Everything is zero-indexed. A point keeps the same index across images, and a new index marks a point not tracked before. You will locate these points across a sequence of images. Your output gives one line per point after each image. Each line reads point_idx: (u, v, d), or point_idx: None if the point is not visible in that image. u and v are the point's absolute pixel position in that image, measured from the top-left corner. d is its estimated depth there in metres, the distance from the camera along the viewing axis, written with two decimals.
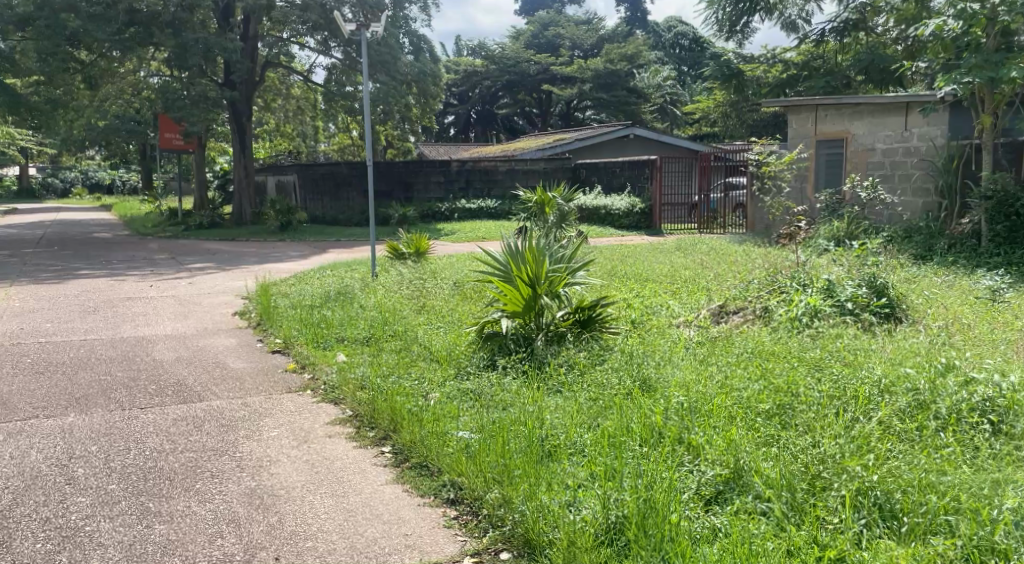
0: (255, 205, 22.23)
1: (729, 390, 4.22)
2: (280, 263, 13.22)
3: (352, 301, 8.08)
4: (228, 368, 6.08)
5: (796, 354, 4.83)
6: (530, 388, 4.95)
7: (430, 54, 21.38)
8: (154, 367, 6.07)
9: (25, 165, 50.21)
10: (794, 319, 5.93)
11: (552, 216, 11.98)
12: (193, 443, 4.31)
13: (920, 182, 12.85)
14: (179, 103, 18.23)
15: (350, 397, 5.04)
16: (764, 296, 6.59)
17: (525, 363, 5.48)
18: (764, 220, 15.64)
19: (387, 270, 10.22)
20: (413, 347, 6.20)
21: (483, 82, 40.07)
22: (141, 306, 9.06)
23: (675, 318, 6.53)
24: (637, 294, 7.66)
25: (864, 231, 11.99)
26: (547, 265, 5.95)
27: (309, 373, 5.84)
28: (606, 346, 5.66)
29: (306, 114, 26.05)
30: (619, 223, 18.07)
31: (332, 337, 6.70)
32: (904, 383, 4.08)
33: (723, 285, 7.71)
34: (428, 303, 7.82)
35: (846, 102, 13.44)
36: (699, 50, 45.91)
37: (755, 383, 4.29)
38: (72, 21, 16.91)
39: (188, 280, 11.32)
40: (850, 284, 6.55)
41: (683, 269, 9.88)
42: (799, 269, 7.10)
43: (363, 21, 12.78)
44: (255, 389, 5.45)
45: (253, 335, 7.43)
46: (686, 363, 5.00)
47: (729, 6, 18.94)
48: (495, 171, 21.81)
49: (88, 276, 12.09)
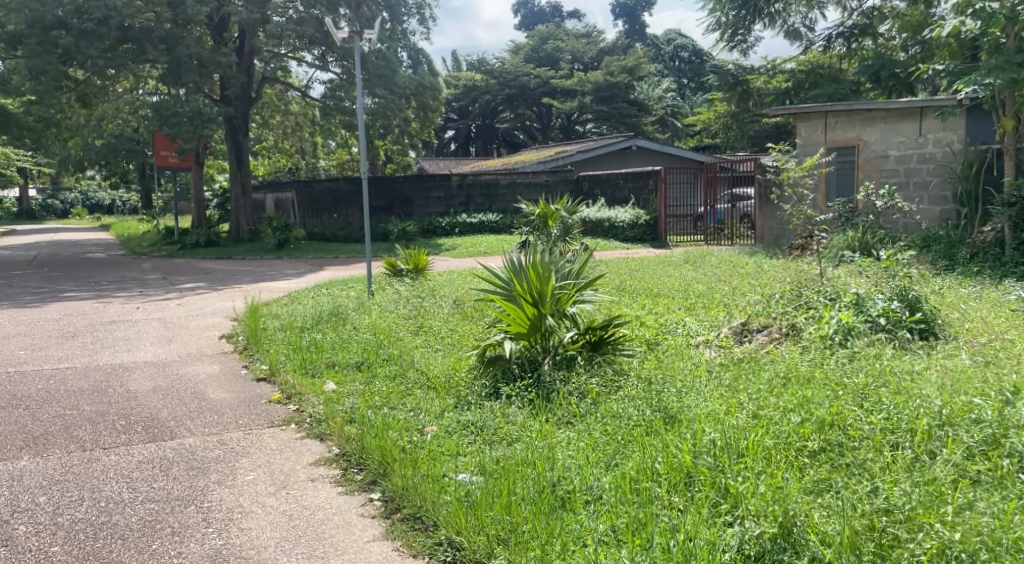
0: (253, 223, 21.77)
1: (767, 423, 3.73)
2: (274, 282, 12.75)
3: (345, 322, 7.58)
4: (207, 399, 5.56)
5: (835, 378, 4.35)
6: (539, 420, 4.46)
7: (429, 68, 21.00)
8: (127, 400, 5.55)
9: (25, 187, 49.86)
10: (825, 338, 5.43)
11: (555, 229, 11.52)
12: (156, 491, 3.80)
13: (937, 190, 12.39)
14: (173, 120, 17.77)
15: (338, 431, 4.54)
16: (790, 312, 6.07)
17: (531, 391, 4.97)
18: (774, 230, 15.05)
19: (384, 288, 9.74)
20: (409, 373, 5.70)
21: (483, 97, 39.49)
22: (124, 331, 8.55)
23: (693, 337, 6.02)
24: (649, 311, 7.15)
25: (880, 240, 11.50)
26: (553, 282, 5.46)
27: (295, 404, 5.33)
28: (621, 370, 5.15)
29: (304, 129, 25.64)
30: (624, 236, 17.64)
31: (321, 362, 6.19)
32: (968, 413, 3.58)
33: (742, 301, 7.21)
34: (427, 324, 7.31)
35: (857, 108, 12.95)
36: (699, 61, 45.67)
37: (793, 415, 3.79)
38: (63, 38, 16.49)
39: (177, 301, 10.83)
40: (881, 297, 6.03)
41: (695, 282, 9.39)
42: (825, 283, 6.59)
43: (356, 30, 12.33)
44: (235, 424, 4.93)
45: (239, 360, 6.92)
46: (712, 390, 4.50)
47: (732, 11, 18.26)
48: (496, 185, 21.34)
49: (74, 297, 11.61)
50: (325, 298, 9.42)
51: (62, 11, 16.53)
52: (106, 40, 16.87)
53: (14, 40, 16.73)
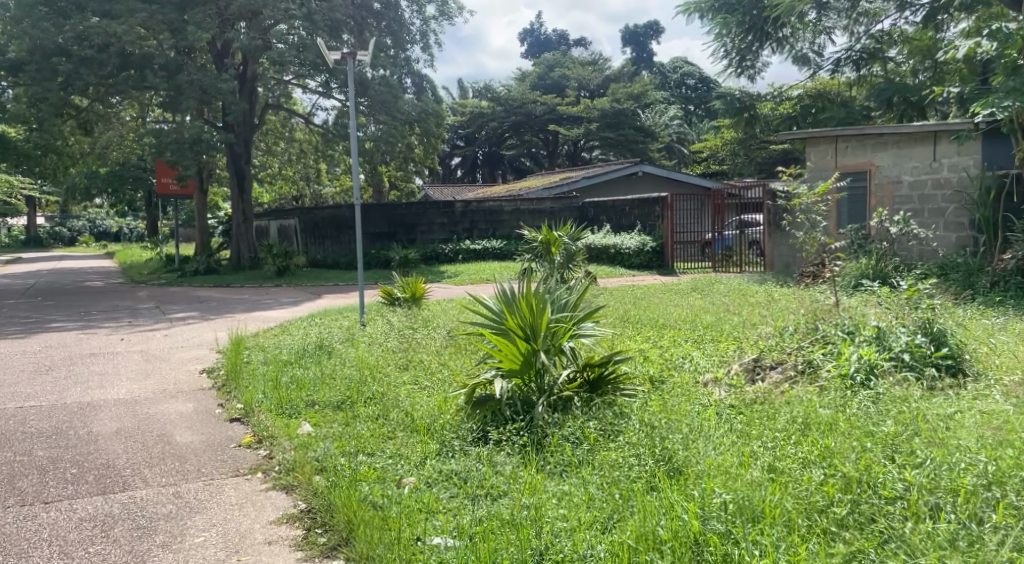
0: (253, 250, 21.43)
1: (784, 482, 3.30)
2: (268, 312, 12.35)
3: (330, 357, 7.14)
4: (173, 443, 5.12)
5: (861, 425, 3.89)
6: (529, 471, 4.00)
7: (434, 94, 20.69)
8: (86, 444, 5.11)
9: (32, 215, 49.72)
10: (845, 377, 4.95)
11: (558, 256, 11.06)
12: (90, 557, 3.37)
13: (954, 217, 11.94)
14: (173, 147, 17.46)
15: (305, 483, 4.09)
16: (807, 347, 5.60)
17: (522, 436, 4.50)
18: (784, 257, 14.88)
19: (377, 319, 9.34)
20: (392, 413, 5.25)
21: (489, 124, 39.21)
22: (102, 365, 8.12)
23: (700, 374, 5.54)
24: (654, 345, 6.68)
25: (895, 268, 11.06)
26: (549, 314, 5.00)
27: (266, 449, 4.88)
28: (622, 412, 4.66)
29: (308, 157, 25.41)
30: (632, 263, 17.14)
31: (300, 401, 5.75)
32: (1019, 471, 3.12)
33: (754, 333, 6.73)
34: (417, 358, 6.87)
35: (869, 132, 12.50)
36: (704, 88, 45.59)
37: (814, 473, 3.34)
38: (63, 65, 16.24)
39: (164, 332, 10.43)
40: (904, 330, 5.58)
41: (703, 313, 8.95)
42: (844, 314, 6.13)
43: (349, 52, 12.05)
44: (197, 473, 4.48)
45: (215, 397, 6.46)
46: (722, 438, 4.05)
47: (738, 37, 18.06)
48: (501, 211, 20.97)
49: (60, 329, 11.17)
50: (316, 329, 8.99)
51: (62, 38, 16.25)
52: (106, 67, 16.63)
53: (14, 67, 16.45)
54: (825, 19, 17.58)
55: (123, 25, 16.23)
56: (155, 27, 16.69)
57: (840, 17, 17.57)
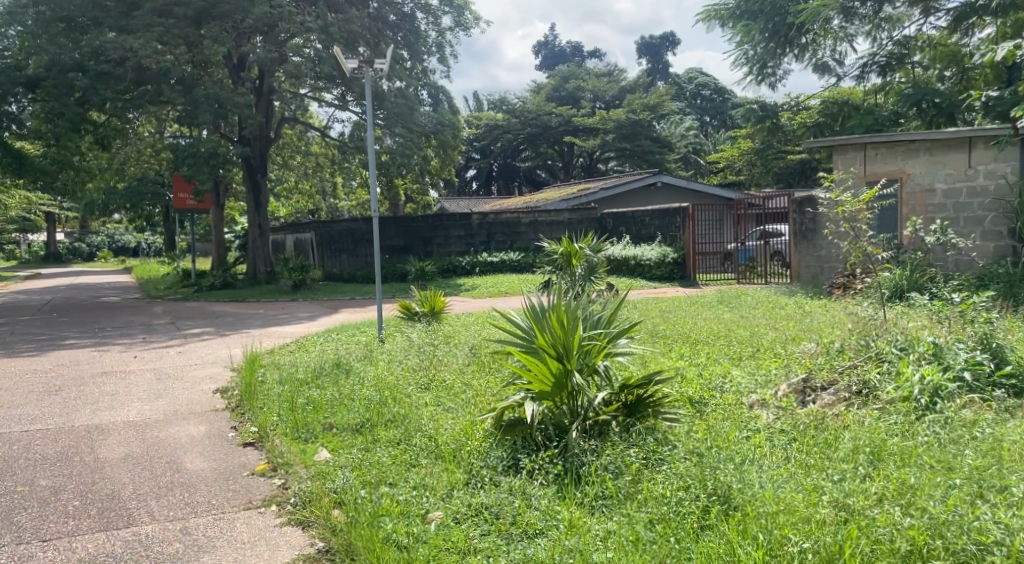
0: (269, 264, 21.21)
1: (864, 531, 2.96)
2: (284, 327, 12.06)
3: (348, 376, 6.80)
4: (181, 471, 4.80)
5: (939, 457, 3.55)
6: (568, 507, 3.66)
7: (450, 106, 20.46)
8: (90, 472, 4.80)
9: (52, 231, 50.03)
10: (908, 401, 4.56)
11: (579, 268, 10.69)
12: None
13: (992, 225, 11.50)
14: (190, 161, 17.24)
15: (323, 519, 3.77)
16: (861, 367, 5.22)
17: (557, 465, 4.14)
18: (810, 268, 14.42)
19: (397, 334, 9.01)
20: (414, 438, 4.91)
21: (505, 136, 38.99)
22: (113, 384, 7.84)
23: (745, 395, 5.15)
24: (691, 363, 6.30)
25: (931, 279, 10.70)
26: (582, 331, 4.60)
27: (281, 478, 4.55)
28: (665, 439, 4.30)
29: (324, 170, 25.25)
30: (651, 274, 16.77)
31: (316, 424, 5.42)
32: None
33: (798, 351, 6.34)
34: (439, 377, 6.52)
35: (900, 138, 12.01)
36: (720, 99, 45.16)
37: (899, 519, 3.00)
38: (80, 80, 16.04)
39: (178, 349, 10.16)
40: (963, 347, 5.20)
41: (738, 326, 8.55)
42: (896, 331, 5.74)
43: (366, 60, 11.65)
44: (206, 506, 4.15)
45: (229, 420, 6.15)
46: (780, 468, 3.71)
47: (761, 44, 17.73)
48: (518, 223, 20.60)
49: (73, 346, 10.95)
50: (334, 346, 8.66)
51: (78, 53, 16.06)
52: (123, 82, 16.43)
53: (31, 83, 16.28)
54: (848, 26, 16.71)
55: (139, 40, 16.01)
56: (172, 42, 16.46)
57: (862, 23, 16.68)
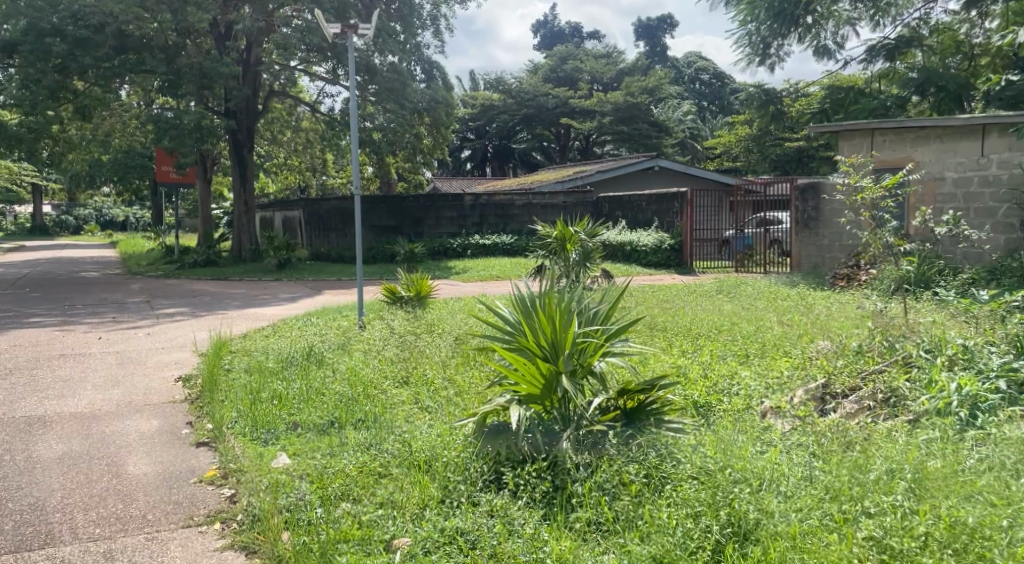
0: (254, 242, 20.50)
1: None
2: (263, 309, 11.45)
3: (319, 368, 6.22)
4: (119, 476, 4.24)
5: (996, 492, 3.02)
6: (557, 537, 3.13)
7: (444, 81, 19.66)
8: (16, 476, 4.24)
9: (38, 203, 48.98)
10: (946, 415, 4.02)
11: (574, 253, 10.05)
12: None
13: (1004, 217, 11.00)
14: (172, 133, 16.24)
15: (270, 545, 3.24)
16: (890, 374, 4.66)
17: (547, 484, 3.58)
18: (812, 258, 13.83)
19: (378, 321, 8.38)
20: (386, 443, 4.35)
21: (501, 116, 38.17)
22: (67, 370, 7.24)
23: (757, 401, 4.63)
24: (693, 361, 5.77)
25: (938, 271, 10.31)
26: (577, 327, 4.01)
27: (231, 489, 4.00)
28: (672, 454, 3.75)
29: (314, 146, 24.52)
30: (648, 261, 16.25)
31: (278, 423, 4.86)
32: None
33: (811, 349, 5.83)
34: (419, 371, 5.97)
35: (911, 125, 11.40)
36: (719, 84, 44.53)
37: None
38: (57, 45, 15.20)
39: (148, 331, 9.55)
40: (996, 351, 4.67)
41: (741, 320, 8.02)
42: (923, 333, 5.19)
43: (351, 26, 10.48)
44: (139, 523, 3.60)
45: (186, 414, 5.58)
46: (805, 494, 3.20)
47: (766, 24, 16.43)
48: (512, 206, 19.96)
49: (38, 325, 10.31)
50: (310, 333, 8.06)
51: (57, 17, 15.22)
52: (103, 49, 15.61)
53: (7, 48, 15.39)
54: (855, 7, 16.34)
55: (119, 4, 15.19)
56: (154, 8, 15.67)
57: (867, 6, 16.34)
